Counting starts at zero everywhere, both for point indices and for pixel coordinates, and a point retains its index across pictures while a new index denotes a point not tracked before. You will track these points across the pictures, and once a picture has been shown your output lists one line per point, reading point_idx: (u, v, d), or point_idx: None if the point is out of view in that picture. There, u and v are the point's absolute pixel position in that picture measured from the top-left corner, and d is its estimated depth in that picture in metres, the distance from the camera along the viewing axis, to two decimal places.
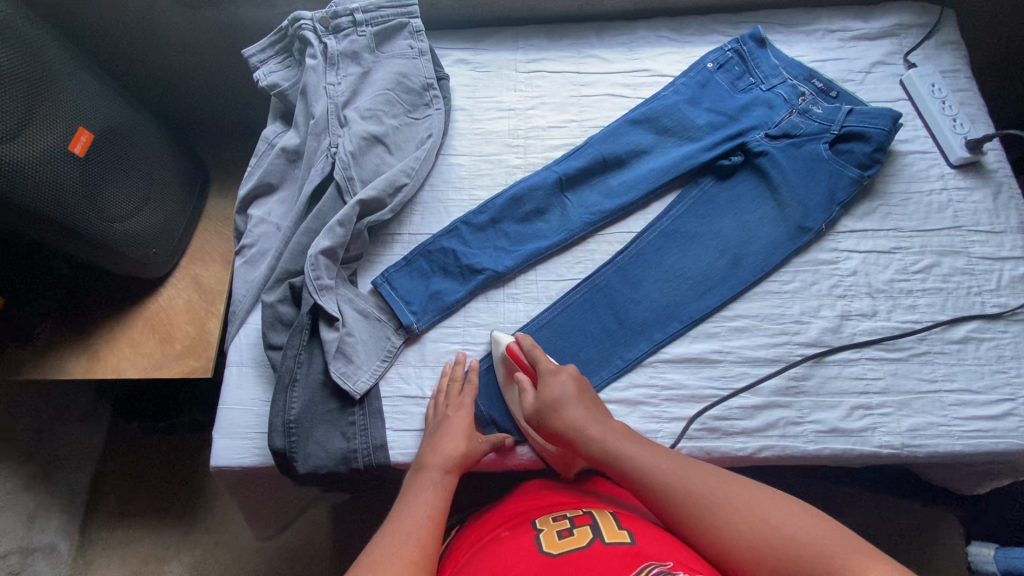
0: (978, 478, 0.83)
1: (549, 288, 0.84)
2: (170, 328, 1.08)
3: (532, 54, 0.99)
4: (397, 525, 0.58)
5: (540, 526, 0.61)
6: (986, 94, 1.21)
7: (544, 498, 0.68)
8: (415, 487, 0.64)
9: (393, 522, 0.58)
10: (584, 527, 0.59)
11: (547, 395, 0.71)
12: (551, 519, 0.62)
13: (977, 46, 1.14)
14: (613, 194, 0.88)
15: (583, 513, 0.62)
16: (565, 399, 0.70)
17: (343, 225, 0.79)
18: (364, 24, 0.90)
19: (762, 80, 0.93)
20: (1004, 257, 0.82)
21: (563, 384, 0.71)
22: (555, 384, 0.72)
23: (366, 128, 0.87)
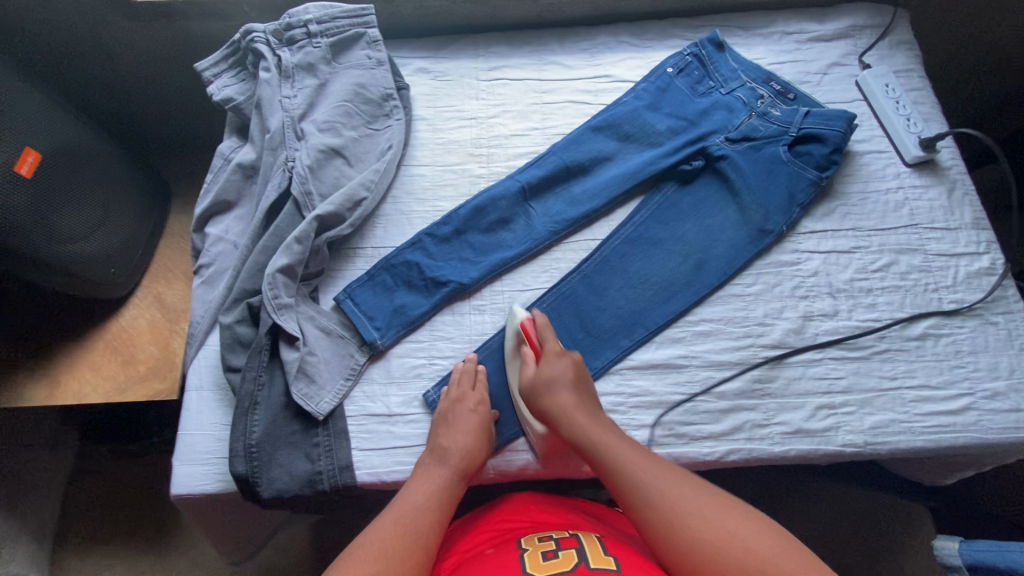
0: (944, 470, 0.85)
1: (515, 299, 0.84)
2: (134, 349, 1.04)
3: (493, 61, 0.99)
4: (393, 518, 0.61)
5: (524, 546, 0.60)
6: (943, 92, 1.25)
7: (532, 518, 0.68)
8: (418, 479, 0.67)
9: (388, 515, 0.61)
10: (569, 550, 0.58)
11: (544, 373, 0.74)
12: (536, 539, 0.61)
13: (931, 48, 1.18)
14: (576, 202, 0.88)
15: (570, 536, 0.61)
16: (558, 381, 0.73)
17: (300, 241, 0.77)
18: (319, 35, 0.88)
19: (721, 83, 0.93)
20: (959, 253, 0.84)
21: (562, 367, 0.74)
22: (556, 363, 0.74)
23: (324, 141, 0.85)
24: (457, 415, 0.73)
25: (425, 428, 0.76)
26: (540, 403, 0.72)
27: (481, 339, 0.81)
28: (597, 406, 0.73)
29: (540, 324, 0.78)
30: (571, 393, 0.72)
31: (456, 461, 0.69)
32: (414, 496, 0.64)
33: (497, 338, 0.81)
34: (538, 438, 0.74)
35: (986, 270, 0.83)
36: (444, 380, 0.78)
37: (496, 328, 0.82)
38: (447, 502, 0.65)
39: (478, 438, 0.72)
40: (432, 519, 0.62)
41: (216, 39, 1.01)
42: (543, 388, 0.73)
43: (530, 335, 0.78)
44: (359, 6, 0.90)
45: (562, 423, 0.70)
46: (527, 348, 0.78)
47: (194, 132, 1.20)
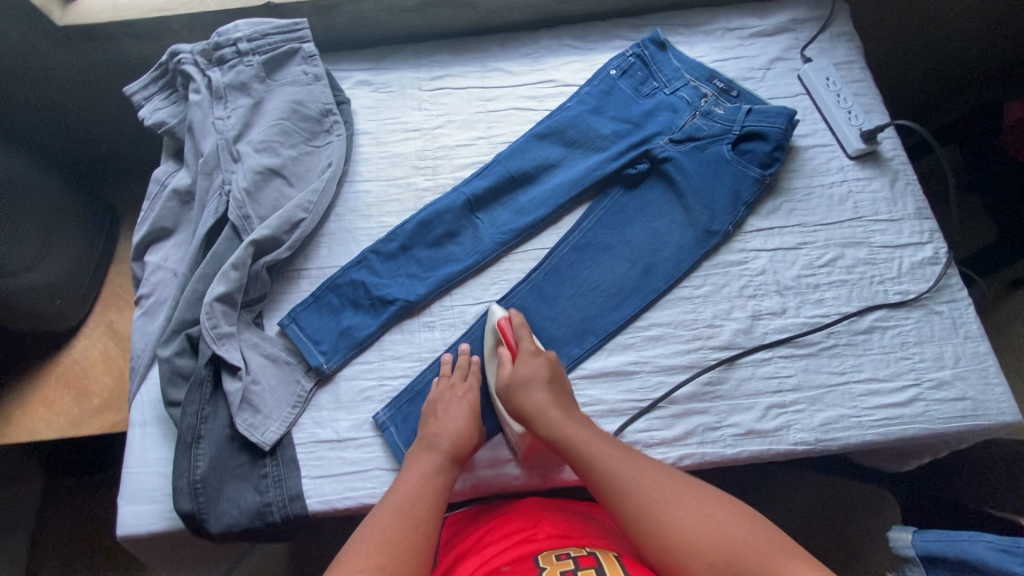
0: (899, 459, 0.85)
1: (465, 313, 0.82)
2: (86, 381, 1.01)
3: (435, 71, 0.97)
4: (391, 511, 0.61)
5: (542, 565, 0.60)
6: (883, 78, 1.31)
7: (541, 522, 0.67)
8: (414, 465, 0.67)
9: (387, 507, 0.62)
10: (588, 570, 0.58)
11: (520, 372, 0.72)
12: (554, 557, 0.60)
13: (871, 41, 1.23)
14: (523, 212, 0.87)
15: (586, 553, 0.61)
16: (535, 380, 0.71)
17: (238, 268, 0.75)
18: (251, 52, 0.86)
19: (664, 83, 0.93)
20: (903, 243, 0.84)
21: (538, 366, 0.72)
22: (532, 363, 0.73)
23: (260, 162, 0.83)
24: (448, 404, 0.73)
25: (377, 451, 0.75)
26: (515, 403, 0.71)
27: (431, 356, 0.80)
28: (573, 403, 0.73)
29: (516, 324, 0.77)
30: (547, 391, 0.71)
31: (451, 447, 0.69)
32: (410, 483, 0.65)
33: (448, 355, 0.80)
34: (518, 438, 0.73)
35: (930, 260, 0.83)
36: (394, 401, 0.77)
37: (447, 344, 0.81)
38: (443, 487, 0.66)
39: (470, 424, 0.71)
40: (429, 506, 0.63)
41: (150, 59, 0.98)
42: (518, 386, 0.72)
43: (506, 335, 0.77)
44: (291, 21, 0.88)
45: (535, 421, 0.69)
46: (504, 348, 0.77)
47: (138, 153, 1.16)
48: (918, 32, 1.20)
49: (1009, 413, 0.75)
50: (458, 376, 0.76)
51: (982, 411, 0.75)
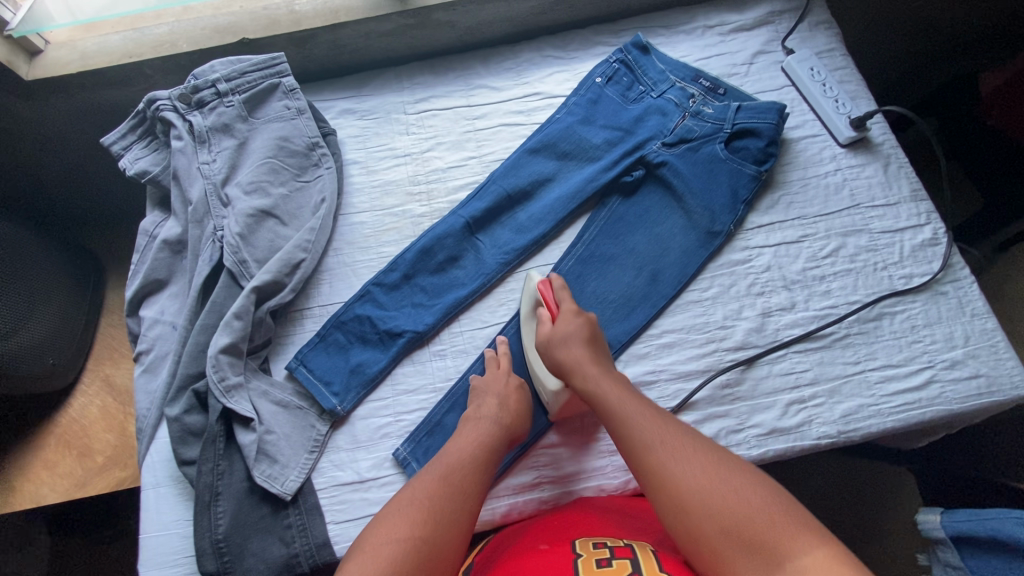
0: (913, 437, 0.85)
1: (476, 338, 0.81)
2: (89, 441, 0.97)
3: (419, 93, 0.96)
4: (439, 475, 0.63)
5: (579, 551, 0.60)
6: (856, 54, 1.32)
7: (590, 518, 0.67)
8: (459, 436, 0.69)
9: (436, 470, 0.64)
10: (624, 560, 0.57)
11: (558, 330, 0.74)
12: (591, 545, 0.60)
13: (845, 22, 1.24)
14: (523, 229, 0.86)
15: (624, 545, 0.60)
16: (572, 338, 0.73)
17: (240, 316, 0.73)
18: (230, 92, 0.84)
19: (651, 87, 0.93)
20: (902, 227, 0.85)
21: (576, 324, 0.74)
22: (570, 321, 0.74)
23: (252, 204, 0.81)
24: (498, 383, 0.74)
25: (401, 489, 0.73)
26: (553, 357, 0.73)
27: (446, 386, 0.78)
28: (609, 361, 0.75)
29: (558, 286, 0.77)
30: (583, 348, 0.73)
31: (507, 420, 0.70)
32: (453, 452, 0.66)
33: (463, 381, 0.78)
34: (554, 396, 0.74)
35: (929, 241, 0.84)
36: (412, 435, 0.75)
37: (460, 371, 0.79)
38: (492, 461, 0.67)
39: (519, 403, 0.72)
40: (476, 476, 0.64)
41: (124, 105, 0.95)
42: (556, 343, 0.73)
43: (547, 297, 0.77)
44: (269, 56, 0.86)
45: (574, 373, 0.71)
46: (543, 309, 0.77)
47: (116, 205, 1.13)
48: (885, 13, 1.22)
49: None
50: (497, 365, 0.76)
51: (998, 387, 0.76)
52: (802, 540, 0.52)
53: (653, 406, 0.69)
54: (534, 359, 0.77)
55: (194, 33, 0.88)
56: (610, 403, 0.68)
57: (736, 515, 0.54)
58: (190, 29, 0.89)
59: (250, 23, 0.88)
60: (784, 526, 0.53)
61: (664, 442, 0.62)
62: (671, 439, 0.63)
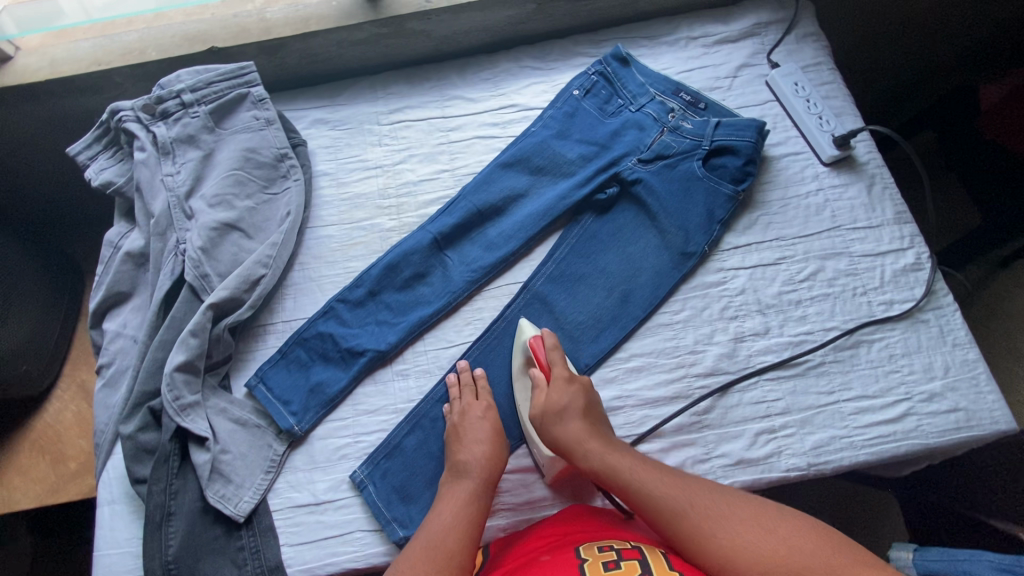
0: (900, 466, 0.79)
1: (440, 358, 0.79)
2: (64, 446, 0.93)
3: (393, 103, 0.94)
4: (422, 544, 0.61)
5: (584, 555, 0.58)
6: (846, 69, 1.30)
7: (588, 521, 0.65)
8: (443, 500, 0.66)
9: (419, 539, 0.62)
10: (631, 560, 0.57)
11: (553, 399, 0.71)
12: (596, 548, 0.59)
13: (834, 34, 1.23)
14: (493, 246, 0.84)
15: (629, 546, 0.59)
16: (570, 408, 0.70)
17: (196, 334, 0.72)
18: (196, 102, 0.82)
19: (629, 100, 0.90)
20: (884, 251, 0.82)
21: None
22: (565, 390, 0.71)
23: (215, 218, 0.79)
24: (469, 424, 0.72)
25: (357, 513, 0.72)
26: (550, 434, 0.69)
27: (407, 408, 0.77)
28: (609, 429, 0.72)
29: (549, 344, 0.75)
30: (583, 420, 0.69)
31: (479, 473, 0.68)
32: (440, 518, 0.64)
33: (425, 403, 0.76)
34: (535, 413, 0.73)
35: (912, 266, 0.81)
36: (371, 458, 0.74)
37: (422, 392, 0.77)
38: (475, 514, 0.65)
39: (492, 444, 0.70)
40: (462, 535, 0.62)
41: (94, 111, 0.93)
42: (552, 418, 0.70)
43: (538, 353, 0.75)
44: (237, 66, 0.85)
45: (576, 453, 0.67)
46: (537, 370, 0.75)
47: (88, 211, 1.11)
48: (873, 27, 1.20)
49: (1004, 422, 0.73)
50: (470, 394, 0.75)
51: (977, 421, 0.73)
52: (845, 558, 0.54)
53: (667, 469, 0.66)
54: (524, 390, 0.76)
55: (162, 40, 0.87)
56: (630, 484, 0.64)
57: (801, 567, 0.53)
58: (159, 36, 0.87)
59: (220, 31, 0.87)
60: (843, 568, 0.53)
61: (698, 509, 0.60)
62: (699, 499, 0.61)
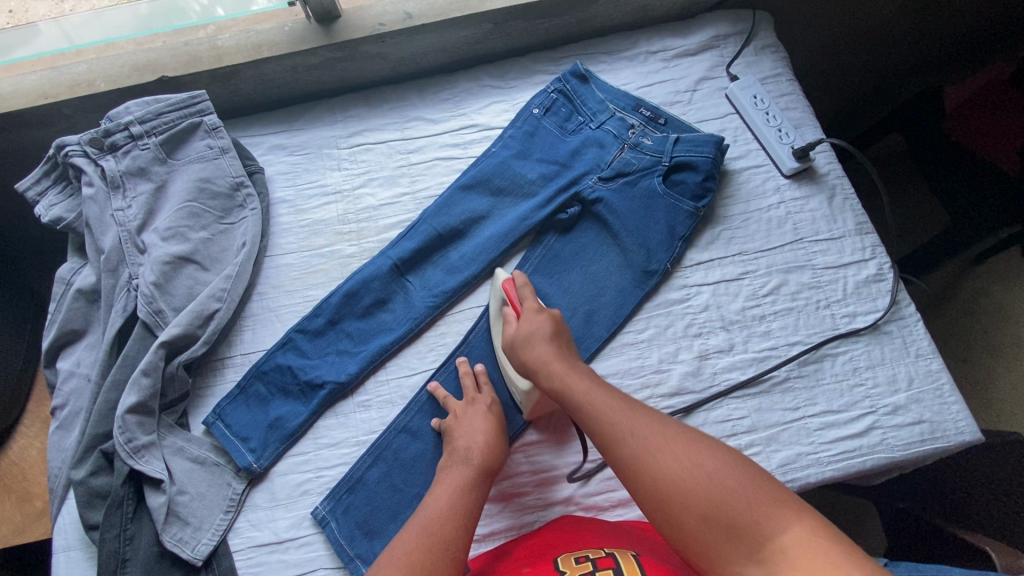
0: (875, 477, 0.77)
1: (403, 387, 0.78)
2: (28, 483, 0.88)
3: (352, 126, 0.93)
4: (419, 527, 0.59)
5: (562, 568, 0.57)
6: (808, 75, 1.32)
7: (572, 535, 0.65)
8: (441, 484, 0.64)
9: (416, 522, 0.60)
10: (607, 570, 0.56)
11: (522, 330, 0.69)
12: (573, 560, 0.58)
13: (797, 43, 1.23)
14: (454, 270, 0.83)
15: (606, 555, 0.58)
16: (537, 337, 0.68)
17: (148, 373, 0.70)
18: (145, 134, 0.81)
19: (590, 117, 0.89)
20: (846, 262, 0.82)
21: (540, 323, 0.69)
22: (534, 320, 0.70)
23: (168, 251, 0.77)
24: (471, 415, 0.71)
25: (319, 550, 0.70)
26: (518, 361, 0.68)
27: (370, 439, 0.75)
28: (578, 358, 0.69)
29: (519, 283, 0.74)
30: (550, 348, 0.67)
31: (479, 459, 0.66)
32: (437, 501, 0.62)
33: (387, 434, 0.75)
34: (524, 396, 0.72)
35: (874, 277, 0.81)
36: (333, 493, 0.72)
37: (385, 422, 0.76)
38: (474, 502, 0.63)
39: (495, 435, 0.69)
40: (459, 522, 0.60)
41: (44, 144, 0.91)
42: (520, 344, 0.68)
43: (510, 295, 0.74)
44: (188, 95, 0.83)
45: (541, 374, 0.66)
46: (508, 308, 0.73)
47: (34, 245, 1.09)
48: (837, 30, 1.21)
49: (969, 432, 0.73)
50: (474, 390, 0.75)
51: (942, 432, 0.73)
52: (782, 512, 0.50)
53: (622, 394, 0.64)
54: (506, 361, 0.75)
55: (113, 72, 0.85)
56: (577, 403, 0.63)
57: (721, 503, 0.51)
58: (109, 66, 0.86)
59: (170, 60, 0.86)
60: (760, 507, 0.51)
61: (649, 438, 0.58)
62: (641, 429, 0.59)
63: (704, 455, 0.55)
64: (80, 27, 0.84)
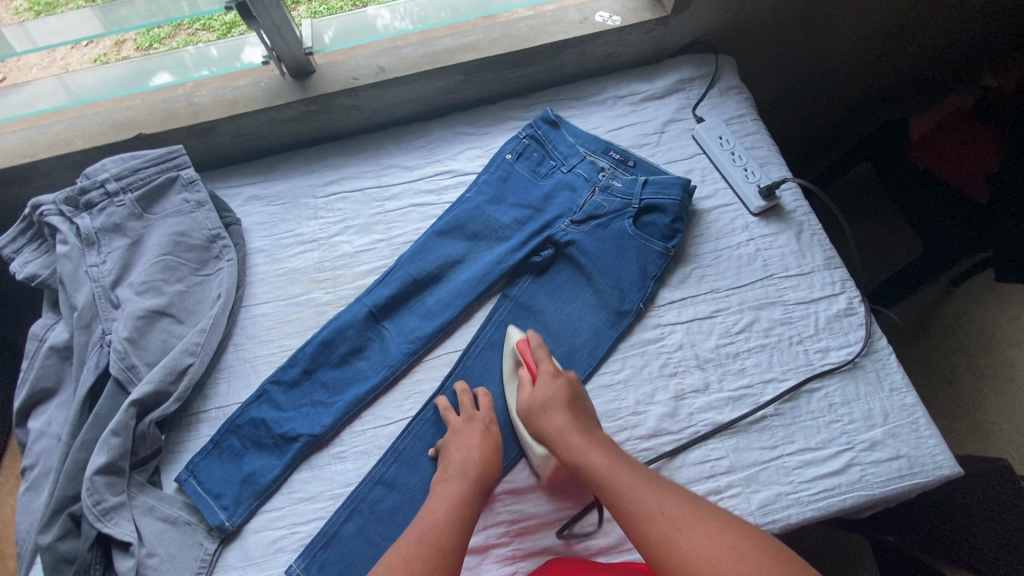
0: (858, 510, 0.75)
1: (379, 436, 0.77)
2: None
3: (329, 175, 0.94)
4: (416, 536, 0.60)
5: None
6: (775, 114, 1.36)
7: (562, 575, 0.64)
8: (437, 494, 0.66)
9: (413, 532, 0.61)
10: None
11: (537, 396, 0.71)
12: None
13: (761, 90, 1.27)
14: (430, 315, 0.84)
15: None
16: (553, 403, 0.70)
17: (118, 433, 0.69)
18: (122, 190, 0.82)
19: (561, 161, 0.92)
20: (817, 297, 0.83)
21: (556, 389, 0.71)
22: (549, 386, 0.72)
23: (142, 305, 0.78)
24: (468, 431, 0.72)
25: None
26: (535, 428, 0.70)
27: (346, 492, 0.74)
28: (594, 425, 0.71)
29: (534, 345, 0.77)
30: (565, 413, 0.69)
31: (475, 473, 0.68)
32: (434, 512, 0.63)
33: (363, 486, 0.74)
34: (541, 460, 0.72)
35: (845, 311, 0.82)
36: (307, 549, 0.70)
37: (361, 474, 0.75)
38: (470, 515, 0.64)
39: (490, 452, 0.71)
40: (456, 532, 0.61)
41: (24, 200, 0.92)
42: (538, 411, 0.70)
43: (526, 356, 0.77)
44: (166, 150, 0.85)
45: (559, 446, 0.67)
46: (524, 370, 0.76)
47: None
48: (799, 77, 1.24)
49: (947, 467, 0.72)
50: (473, 409, 0.75)
51: (920, 467, 0.72)
52: None
53: (647, 472, 0.64)
54: (517, 421, 0.76)
55: (91, 129, 0.87)
56: (599, 470, 0.64)
57: None
58: (87, 124, 0.88)
59: (148, 117, 0.87)
60: None
61: (673, 521, 0.57)
62: (669, 508, 0.59)
63: (726, 539, 0.55)
64: (83, 85, 0.87)
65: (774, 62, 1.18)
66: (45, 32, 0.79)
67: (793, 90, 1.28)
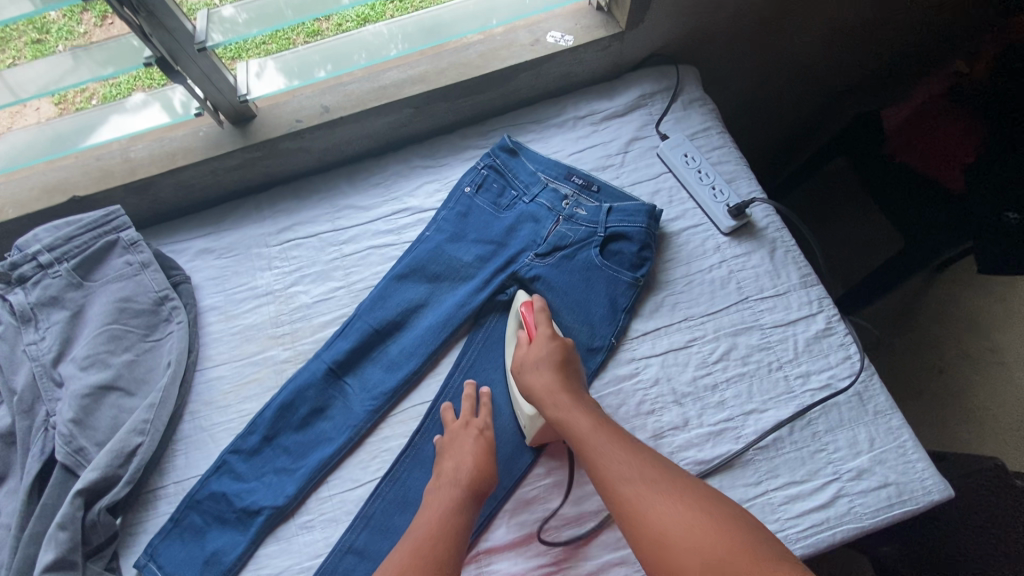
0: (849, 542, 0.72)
1: (346, 502, 0.73)
2: None
3: (282, 222, 0.90)
4: (409, 549, 0.61)
5: None
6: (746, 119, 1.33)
7: None
8: (432, 504, 0.66)
9: (406, 544, 0.62)
10: None
11: (533, 354, 0.72)
12: None
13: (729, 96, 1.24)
14: (394, 366, 0.80)
15: None
16: (545, 360, 0.71)
17: (65, 527, 0.65)
18: (56, 262, 0.78)
19: (523, 191, 0.88)
20: (794, 318, 0.80)
21: (550, 348, 0.72)
22: (545, 345, 0.72)
23: (86, 383, 0.73)
24: (462, 437, 0.71)
25: None
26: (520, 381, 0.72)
27: (315, 565, 0.70)
28: (581, 386, 0.72)
29: (536, 307, 0.76)
30: (555, 375, 0.70)
31: (468, 480, 0.66)
32: (426, 522, 0.63)
33: (332, 557, 0.70)
34: (528, 420, 0.73)
35: (824, 331, 0.79)
36: None
37: (330, 543, 0.71)
38: (462, 524, 0.64)
39: (484, 458, 0.69)
40: (448, 546, 0.61)
41: None
42: (527, 367, 0.72)
43: (527, 318, 0.77)
44: (102, 213, 0.80)
45: (543, 402, 0.69)
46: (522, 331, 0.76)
47: None
48: (766, 81, 1.22)
49: (937, 491, 0.70)
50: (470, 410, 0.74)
51: (909, 494, 0.70)
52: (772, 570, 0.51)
53: (624, 436, 0.66)
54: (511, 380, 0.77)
55: (22, 196, 0.82)
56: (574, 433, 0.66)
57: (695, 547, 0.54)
58: (18, 190, 0.83)
59: (82, 178, 0.83)
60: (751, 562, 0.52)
61: (634, 489, 0.60)
62: (642, 473, 0.61)
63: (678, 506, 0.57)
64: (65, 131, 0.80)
65: (740, 66, 1.14)
66: (27, 83, 0.72)
67: (760, 94, 1.26)
